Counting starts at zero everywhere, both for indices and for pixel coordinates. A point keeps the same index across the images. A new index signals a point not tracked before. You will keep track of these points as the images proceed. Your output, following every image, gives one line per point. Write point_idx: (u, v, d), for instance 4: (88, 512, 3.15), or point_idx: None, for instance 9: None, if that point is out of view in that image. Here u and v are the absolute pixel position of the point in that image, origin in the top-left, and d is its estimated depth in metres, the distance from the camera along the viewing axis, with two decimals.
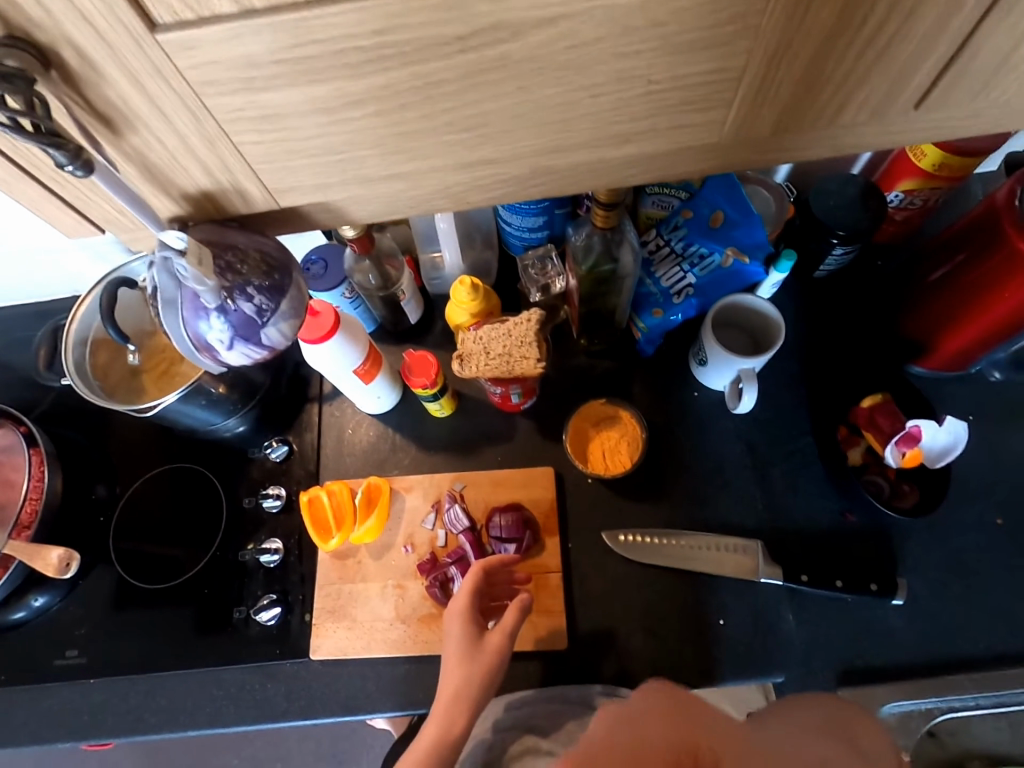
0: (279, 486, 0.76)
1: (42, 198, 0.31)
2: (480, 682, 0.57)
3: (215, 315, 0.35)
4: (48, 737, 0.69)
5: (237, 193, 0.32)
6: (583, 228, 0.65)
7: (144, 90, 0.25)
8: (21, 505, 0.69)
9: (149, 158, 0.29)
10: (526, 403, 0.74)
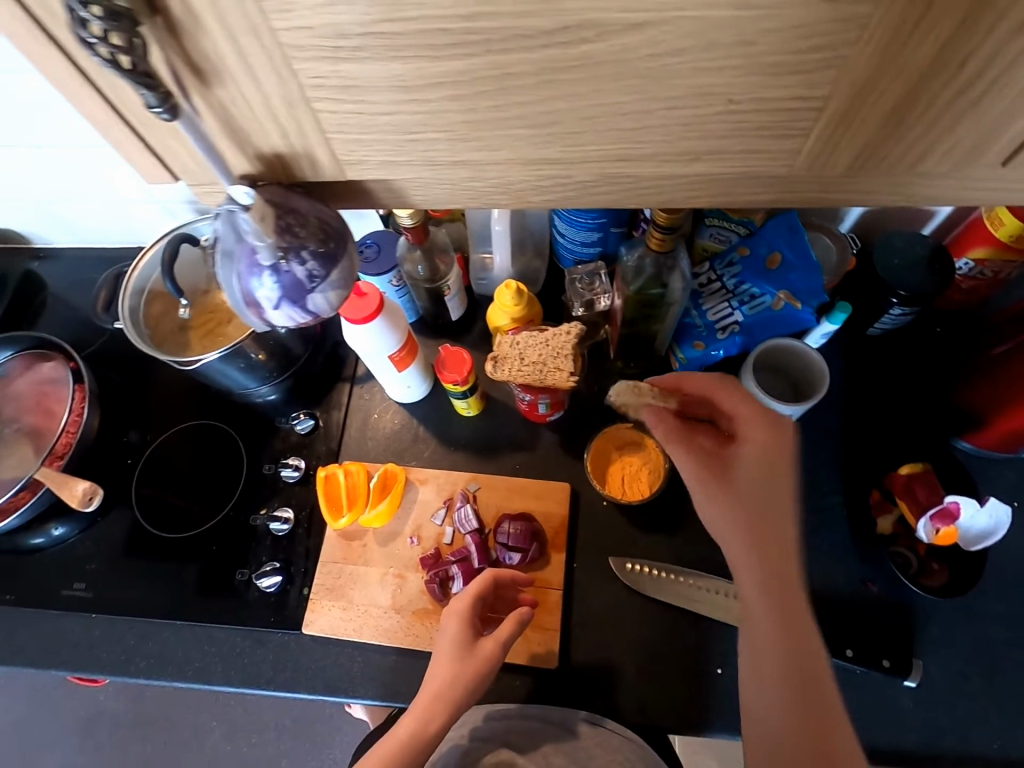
0: (300, 458, 0.77)
1: (128, 139, 0.33)
2: (464, 686, 0.56)
3: (268, 274, 0.37)
4: (43, 663, 0.71)
5: (307, 159, 0.32)
6: (637, 250, 0.64)
7: (237, 45, 0.26)
8: (59, 436, 0.72)
9: (230, 113, 0.30)
10: (553, 415, 0.74)
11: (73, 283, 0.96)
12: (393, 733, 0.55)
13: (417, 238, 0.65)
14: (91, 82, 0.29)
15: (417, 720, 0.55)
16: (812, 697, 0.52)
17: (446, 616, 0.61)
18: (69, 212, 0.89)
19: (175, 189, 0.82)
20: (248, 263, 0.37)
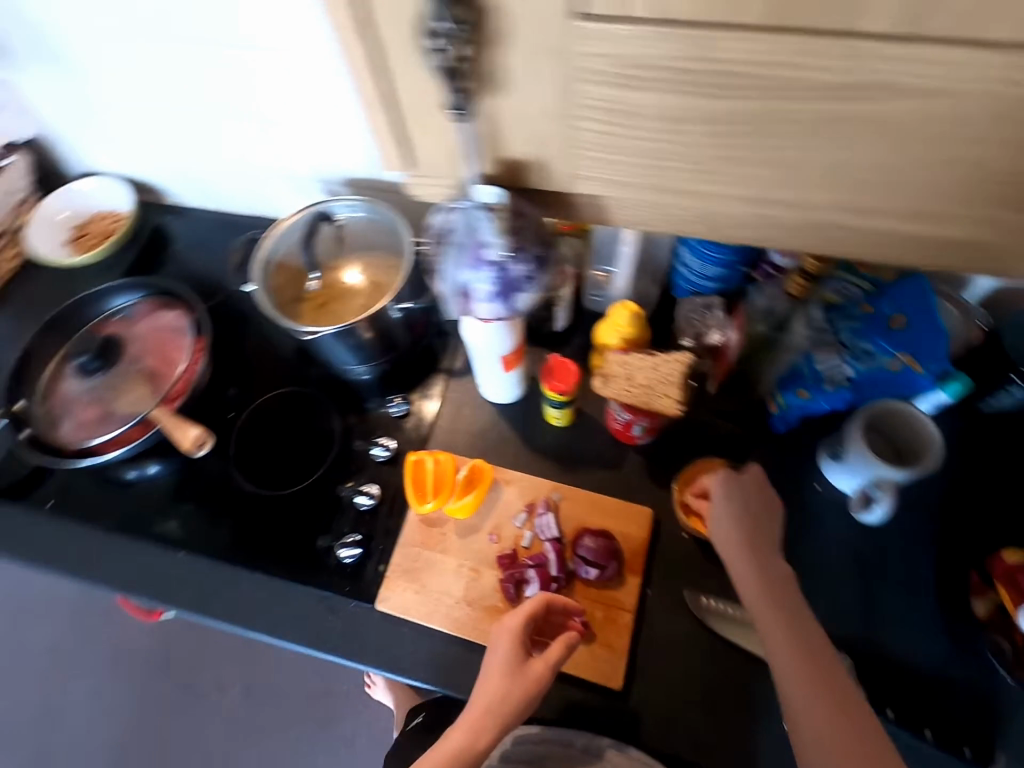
0: (391, 439, 0.80)
1: (399, 132, 0.40)
2: (517, 705, 0.57)
3: (489, 271, 0.55)
4: (129, 589, 0.75)
5: (541, 169, 0.39)
6: (768, 291, 0.71)
7: (534, 67, 0.33)
8: (175, 385, 0.79)
9: (497, 122, 0.37)
10: (644, 439, 0.75)
11: (199, 240, 1.02)
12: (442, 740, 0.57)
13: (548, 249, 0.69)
14: (394, 82, 0.37)
15: (463, 738, 0.56)
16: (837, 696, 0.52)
17: (497, 635, 0.62)
18: (211, 176, 0.95)
19: (313, 168, 0.87)
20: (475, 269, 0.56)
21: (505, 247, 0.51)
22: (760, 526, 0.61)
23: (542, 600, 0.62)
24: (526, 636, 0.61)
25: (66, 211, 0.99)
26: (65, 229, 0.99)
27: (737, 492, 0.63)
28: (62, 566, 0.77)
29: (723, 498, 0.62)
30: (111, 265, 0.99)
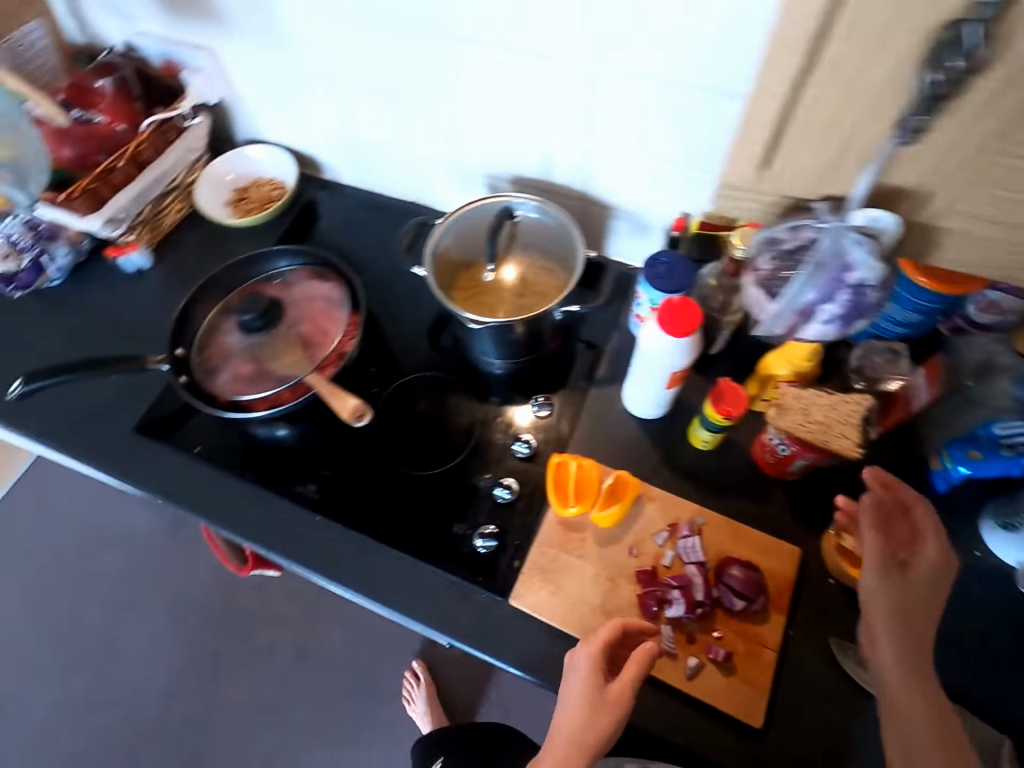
0: (531, 437, 0.81)
1: (803, 146, 0.46)
2: (599, 733, 0.58)
3: (834, 296, 0.58)
4: (266, 543, 0.77)
5: (924, 196, 0.47)
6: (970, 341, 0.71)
7: (994, 109, 0.39)
8: (327, 358, 0.83)
9: (920, 150, 0.44)
10: (795, 475, 0.73)
11: (349, 216, 1.05)
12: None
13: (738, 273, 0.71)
14: (835, 104, 0.43)
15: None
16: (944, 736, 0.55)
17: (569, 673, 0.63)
18: (377, 158, 0.98)
19: (485, 161, 0.88)
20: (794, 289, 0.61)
21: (876, 271, 0.55)
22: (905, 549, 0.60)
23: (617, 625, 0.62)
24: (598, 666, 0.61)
25: (232, 173, 1.03)
26: (229, 191, 1.03)
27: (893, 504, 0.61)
28: (203, 511, 0.80)
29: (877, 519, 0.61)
30: (267, 230, 1.03)
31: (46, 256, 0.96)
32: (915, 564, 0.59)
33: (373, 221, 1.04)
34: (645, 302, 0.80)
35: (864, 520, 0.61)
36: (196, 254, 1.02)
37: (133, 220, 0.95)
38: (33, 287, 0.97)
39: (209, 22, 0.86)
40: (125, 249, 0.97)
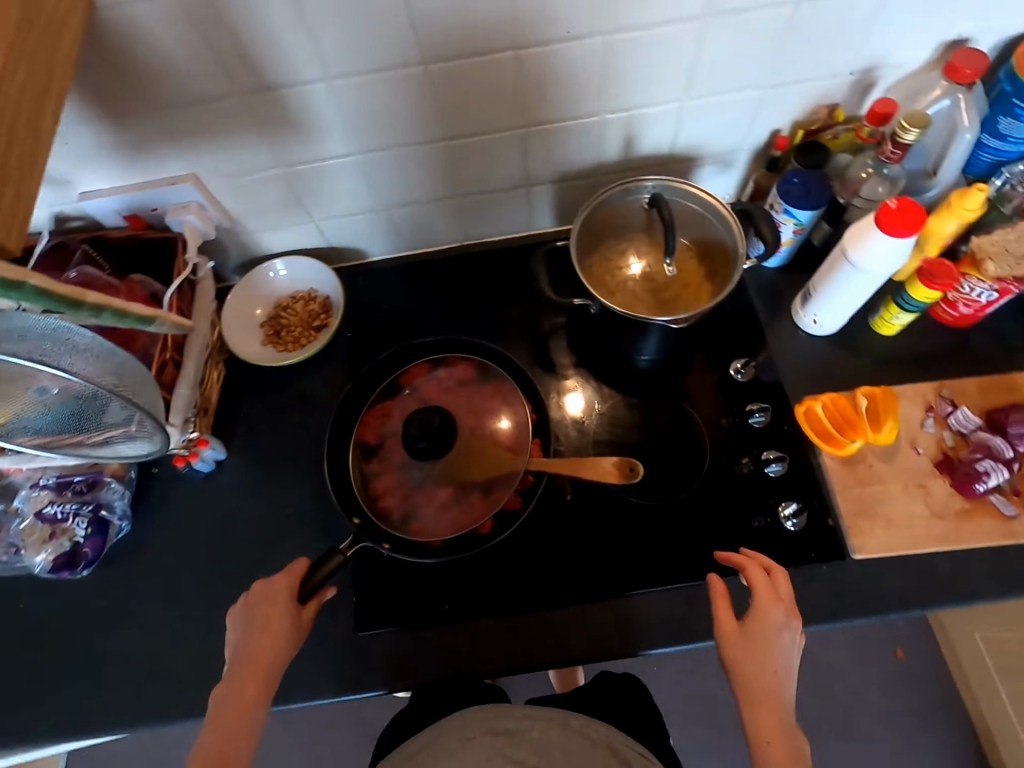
0: (760, 402, 0.78)
1: None
2: (287, 643, 0.60)
3: None
4: (590, 651, 0.70)
5: None
6: None
7: None
8: (531, 440, 0.74)
9: None
10: (987, 313, 0.78)
11: (401, 286, 0.91)
12: (234, 678, 0.59)
13: (902, 155, 0.71)
14: None
15: (259, 667, 0.59)
16: (761, 693, 0.57)
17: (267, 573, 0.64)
18: (423, 215, 0.86)
19: (552, 164, 0.81)
20: (981, 87, 0.72)
21: None
22: (770, 609, 0.60)
23: (771, 635, 0.59)
24: (274, 629, 0.60)
25: (260, 308, 0.87)
26: (262, 330, 0.87)
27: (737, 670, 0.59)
28: (501, 661, 0.70)
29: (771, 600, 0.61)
30: (330, 346, 0.88)
31: (106, 507, 0.75)
32: (780, 606, 0.60)
33: (434, 280, 0.92)
34: (788, 227, 0.79)
35: (754, 624, 0.60)
36: (269, 411, 0.85)
37: (194, 414, 0.75)
38: (103, 552, 0.76)
39: (197, 143, 0.69)
40: (196, 450, 0.77)
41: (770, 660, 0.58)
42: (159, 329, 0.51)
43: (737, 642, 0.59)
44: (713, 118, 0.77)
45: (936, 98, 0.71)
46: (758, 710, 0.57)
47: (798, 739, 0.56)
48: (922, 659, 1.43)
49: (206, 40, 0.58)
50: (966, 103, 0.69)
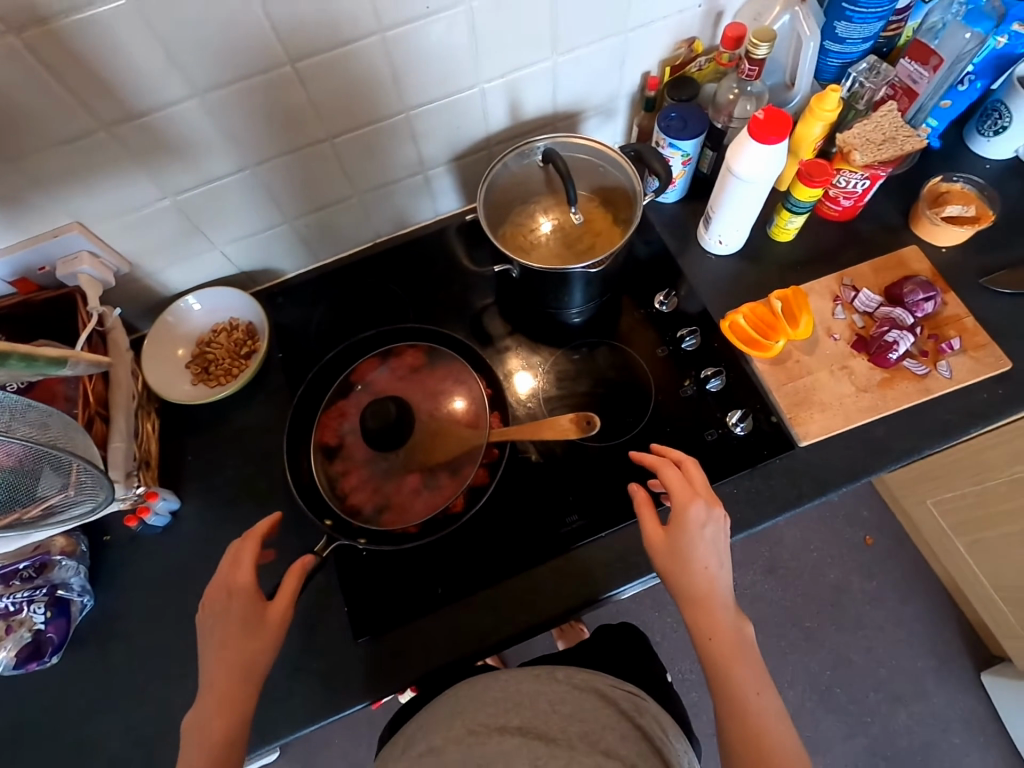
0: (690, 326, 0.82)
1: None
2: (260, 652, 0.59)
3: None
4: (588, 595, 0.72)
5: None
6: (894, 38, 0.84)
7: None
8: (490, 413, 0.75)
9: None
10: (864, 201, 0.85)
11: (323, 296, 0.90)
12: (208, 691, 0.57)
13: (759, 71, 0.76)
14: None
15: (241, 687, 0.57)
16: (693, 589, 0.61)
17: (225, 561, 0.63)
18: (329, 220, 0.85)
19: (443, 144, 0.82)
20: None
21: None
22: (688, 508, 0.63)
23: (694, 531, 0.62)
24: (251, 635, 0.59)
25: (182, 347, 0.84)
26: (188, 369, 0.84)
27: (671, 573, 0.62)
28: (506, 628, 0.71)
29: (689, 499, 0.63)
30: (264, 369, 0.86)
31: (62, 587, 0.71)
32: (697, 502, 0.63)
33: (354, 283, 0.91)
34: (676, 160, 0.83)
35: (675, 525, 0.63)
36: (215, 449, 0.82)
37: (136, 467, 0.72)
38: (70, 634, 0.72)
39: (72, 187, 0.65)
40: (146, 504, 0.73)
41: (699, 558, 0.61)
42: (74, 371, 0.50)
43: (665, 550, 0.62)
44: (585, 70, 0.80)
45: (778, 13, 0.76)
46: (692, 600, 0.61)
47: (738, 624, 0.61)
48: (888, 540, 1.55)
49: (57, 75, 0.55)
50: (803, 15, 0.76)
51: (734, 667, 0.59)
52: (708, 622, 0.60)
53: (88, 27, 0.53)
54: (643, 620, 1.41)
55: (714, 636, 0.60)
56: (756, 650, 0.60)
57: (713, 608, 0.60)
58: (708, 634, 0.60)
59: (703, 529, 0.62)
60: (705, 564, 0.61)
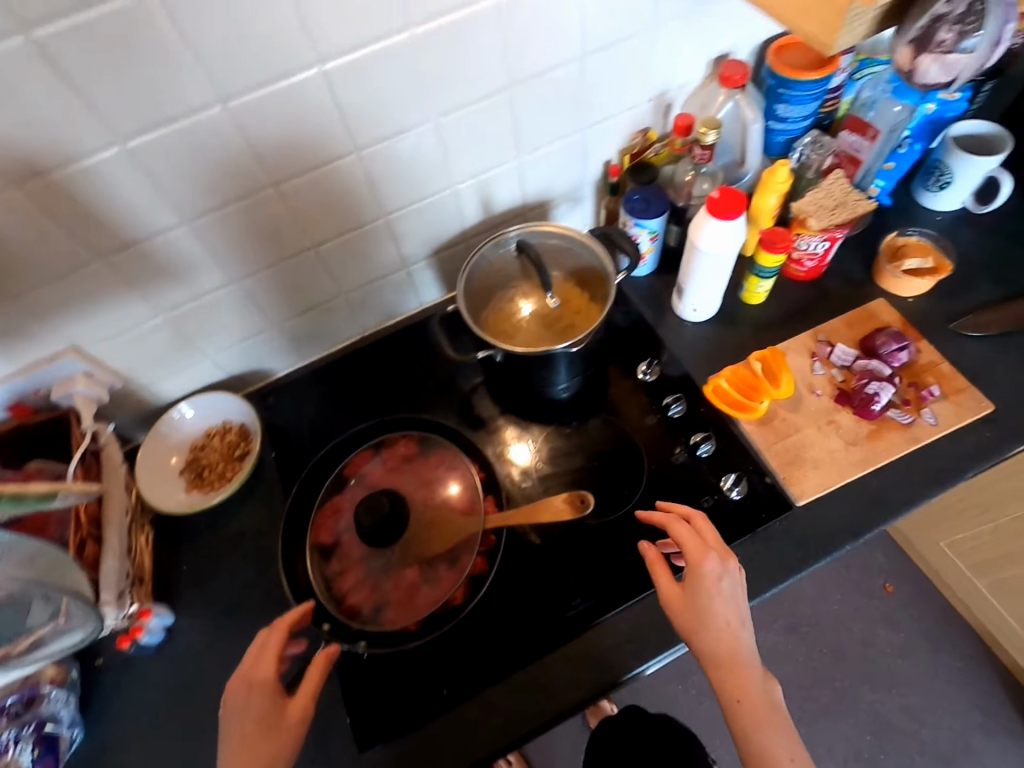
0: (674, 394, 0.84)
1: None
2: (276, 758, 0.55)
3: None
4: (603, 685, 0.69)
5: None
6: (831, 113, 0.90)
7: None
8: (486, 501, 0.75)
9: None
10: (828, 260, 0.89)
11: (316, 392, 0.92)
12: None
13: (711, 154, 0.81)
14: None
15: None
16: (717, 648, 0.59)
17: (251, 652, 0.62)
18: (317, 320, 0.89)
19: (424, 243, 0.86)
20: (752, 86, 0.85)
21: None
22: (702, 562, 0.62)
23: (712, 586, 0.61)
24: (269, 734, 0.56)
25: (175, 455, 0.85)
26: (182, 477, 0.84)
27: (691, 633, 0.60)
28: (518, 731, 0.67)
29: (702, 553, 0.62)
30: (257, 470, 0.86)
31: (51, 720, 0.68)
32: (710, 555, 0.62)
33: (345, 378, 0.93)
34: (644, 237, 0.87)
35: (690, 581, 0.62)
36: (210, 558, 0.81)
37: (128, 585, 0.71)
38: None
39: (66, 314, 0.68)
40: (140, 624, 0.72)
41: (719, 615, 0.60)
42: (63, 504, 0.49)
43: (683, 608, 0.61)
44: (550, 165, 0.86)
45: (722, 102, 0.83)
46: (716, 660, 0.58)
47: (766, 686, 0.58)
48: (909, 586, 1.50)
49: (55, 217, 0.59)
50: (744, 103, 0.82)
51: (766, 736, 0.55)
52: (734, 683, 0.57)
53: (83, 174, 0.58)
54: (668, 698, 1.34)
55: (743, 699, 0.57)
56: (786, 715, 0.57)
57: (739, 668, 0.58)
58: (738, 696, 0.57)
59: (720, 583, 0.61)
60: (726, 619, 0.60)
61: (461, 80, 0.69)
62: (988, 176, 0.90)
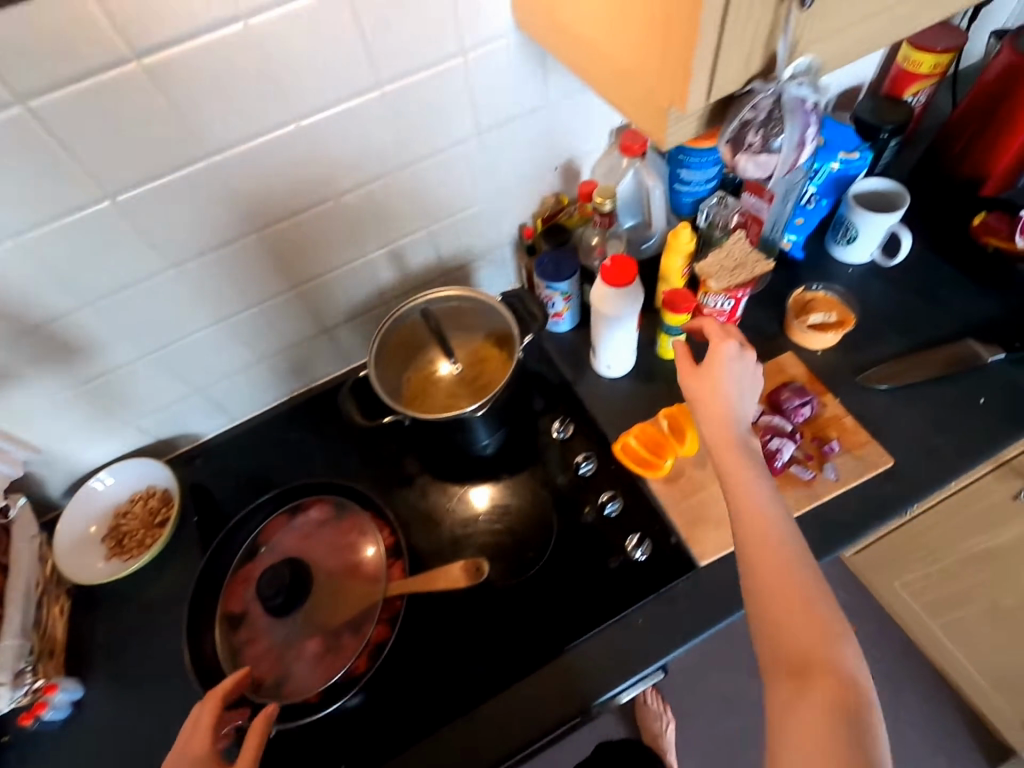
0: (585, 453, 0.86)
1: None
2: None
3: None
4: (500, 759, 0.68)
5: None
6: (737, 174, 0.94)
7: None
8: (391, 570, 0.76)
9: None
10: (739, 315, 0.91)
11: (242, 454, 0.93)
12: None
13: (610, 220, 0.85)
14: None
15: None
16: (717, 426, 0.61)
17: (185, 731, 0.61)
18: (241, 384, 0.90)
19: (343, 308, 0.89)
20: (653, 153, 0.89)
21: None
22: (718, 338, 0.65)
23: (722, 359, 0.63)
24: None
25: (94, 524, 0.86)
26: (102, 545, 0.85)
27: (700, 395, 0.63)
28: None
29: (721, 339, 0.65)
30: (178, 535, 0.87)
31: None
32: (719, 344, 0.65)
33: (271, 440, 0.94)
34: (557, 298, 0.90)
35: (706, 367, 0.64)
36: (126, 627, 0.81)
37: (30, 661, 0.71)
38: None
39: None
40: (44, 699, 0.73)
41: (727, 386, 0.62)
42: None
43: (694, 377, 0.64)
44: (462, 230, 0.89)
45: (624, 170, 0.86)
46: (711, 416, 0.62)
47: (747, 440, 0.60)
48: (873, 625, 1.48)
49: None
50: (644, 170, 0.86)
51: (744, 483, 0.57)
52: (716, 427, 0.61)
53: None
54: None
55: (737, 456, 0.59)
56: (764, 462, 0.59)
57: (722, 413, 0.61)
58: (722, 435, 0.60)
59: (727, 373, 0.63)
60: (722, 404, 0.62)
61: (358, 160, 0.72)
62: (890, 231, 0.92)
